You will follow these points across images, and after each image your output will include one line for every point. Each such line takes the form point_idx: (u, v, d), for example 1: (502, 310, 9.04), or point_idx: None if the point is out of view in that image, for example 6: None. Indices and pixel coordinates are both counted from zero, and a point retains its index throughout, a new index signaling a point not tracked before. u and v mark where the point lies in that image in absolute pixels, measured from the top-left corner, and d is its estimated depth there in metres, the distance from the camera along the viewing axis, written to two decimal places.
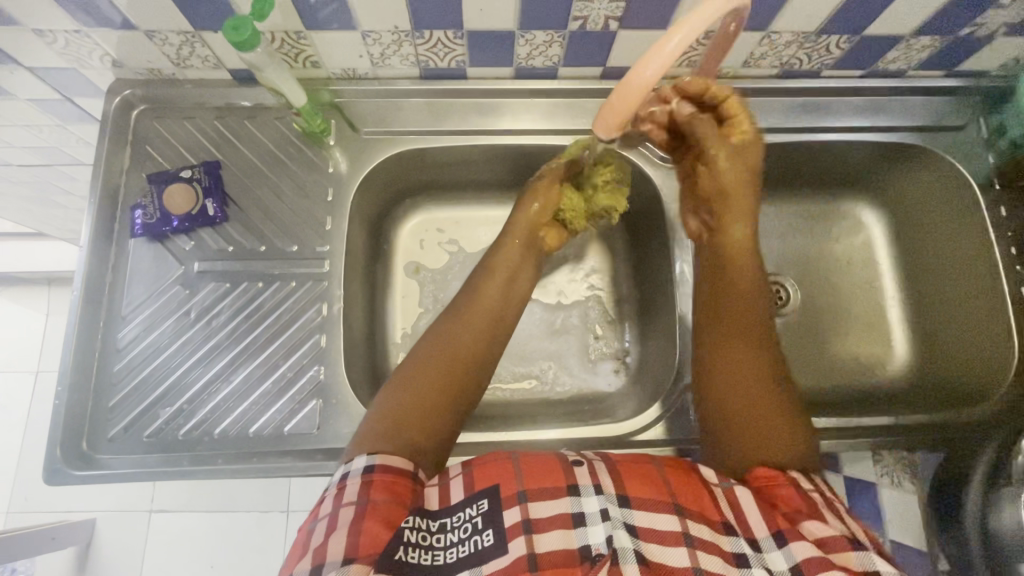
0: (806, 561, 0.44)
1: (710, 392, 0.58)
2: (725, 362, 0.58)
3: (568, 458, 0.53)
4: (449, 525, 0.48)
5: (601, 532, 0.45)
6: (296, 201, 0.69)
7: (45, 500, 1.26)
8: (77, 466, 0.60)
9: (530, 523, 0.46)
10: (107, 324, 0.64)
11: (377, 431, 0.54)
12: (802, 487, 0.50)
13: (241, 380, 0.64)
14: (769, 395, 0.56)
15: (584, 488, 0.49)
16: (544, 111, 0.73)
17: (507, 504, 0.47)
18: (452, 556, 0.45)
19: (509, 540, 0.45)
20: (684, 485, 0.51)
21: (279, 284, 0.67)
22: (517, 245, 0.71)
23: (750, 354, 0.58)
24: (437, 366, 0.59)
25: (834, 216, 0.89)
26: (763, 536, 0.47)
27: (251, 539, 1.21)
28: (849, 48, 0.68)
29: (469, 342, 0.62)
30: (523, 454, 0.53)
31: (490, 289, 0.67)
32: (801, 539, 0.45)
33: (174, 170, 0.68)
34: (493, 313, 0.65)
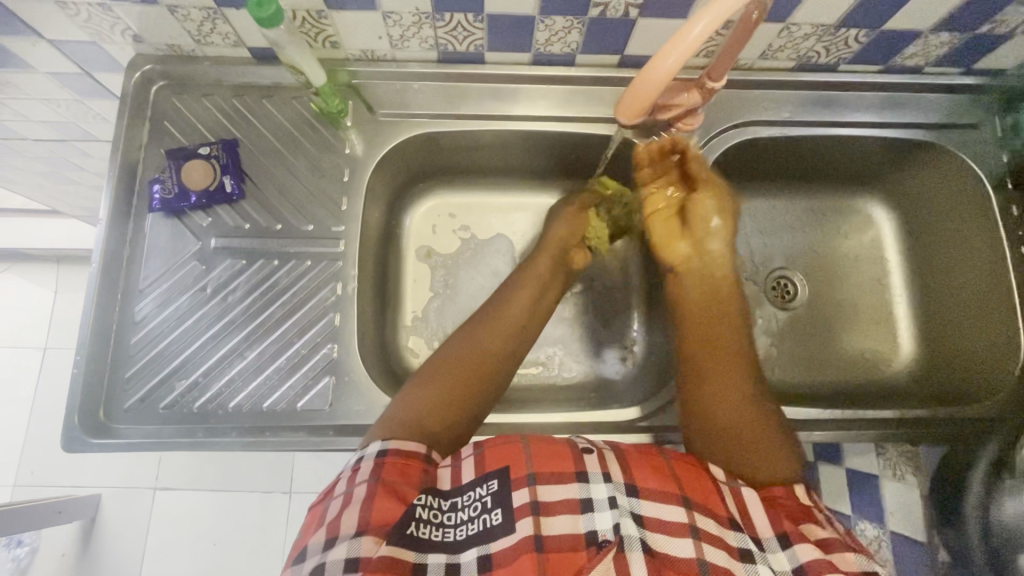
0: (809, 562, 0.46)
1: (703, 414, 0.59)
2: (706, 384, 0.60)
3: (578, 445, 0.53)
4: (460, 504, 0.49)
5: (609, 519, 0.46)
6: (314, 181, 0.70)
7: (51, 474, 1.28)
8: (94, 434, 0.61)
9: (537, 505, 0.47)
10: (125, 296, 0.65)
11: (398, 419, 0.55)
12: (803, 502, 0.52)
13: (255, 356, 0.65)
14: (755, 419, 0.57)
15: (592, 475, 0.49)
16: (561, 98, 0.74)
17: (516, 485, 0.48)
18: (462, 533, 0.46)
19: (517, 520, 0.46)
20: (692, 477, 0.51)
21: (294, 263, 0.68)
22: (547, 259, 0.74)
23: (723, 378, 0.60)
24: (459, 364, 0.60)
25: (845, 213, 0.90)
26: (767, 536, 0.48)
27: (253, 519, 1.23)
28: (868, 42, 0.68)
29: (493, 343, 0.63)
30: (531, 438, 0.52)
31: (521, 298, 0.68)
32: (805, 542, 0.47)
33: (194, 146, 0.68)
34: (520, 316, 0.67)
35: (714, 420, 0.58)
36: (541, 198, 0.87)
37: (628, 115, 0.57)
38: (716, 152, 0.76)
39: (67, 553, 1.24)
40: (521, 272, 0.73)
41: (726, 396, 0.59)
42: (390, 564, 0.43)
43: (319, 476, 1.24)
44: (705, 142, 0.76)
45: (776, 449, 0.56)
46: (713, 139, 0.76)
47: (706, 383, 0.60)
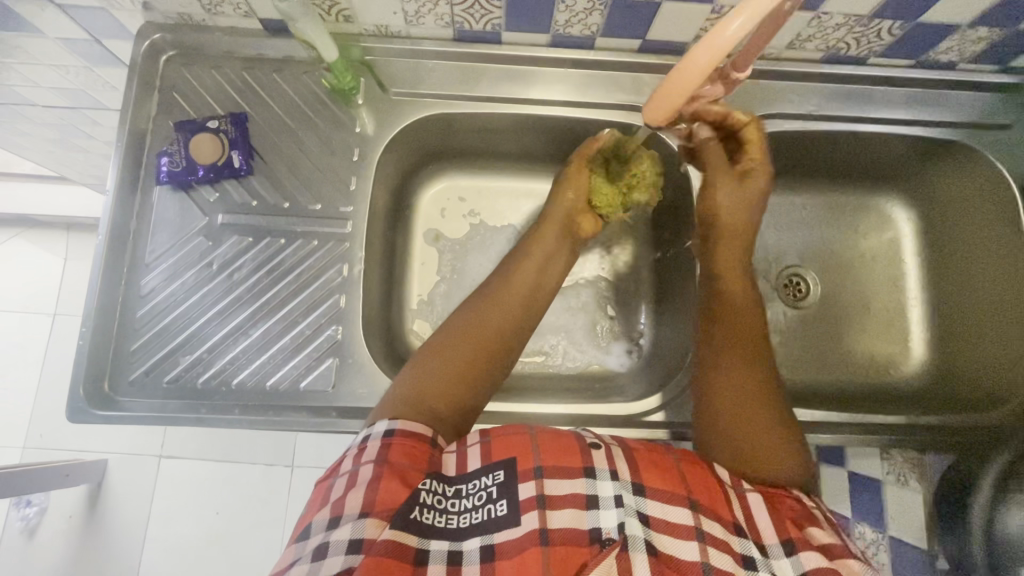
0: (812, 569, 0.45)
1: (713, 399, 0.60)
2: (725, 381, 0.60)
3: (586, 440, 0.52)
4: (464, 491, 0.48)
5: (614, 517, 0.46)
6: (323, 158, 0.69)
7: (59, 438, 1.30)
8: (99, 406, 0.61)
9: (543, 498, 0.46)
10: (131, 269, 0.65)
11: (402, 400, 0.55)
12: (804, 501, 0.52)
13: (260, 335, 0.65)
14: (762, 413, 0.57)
15: (599, 472, 0.49)
16: (578, 83, 0.72)
17: (522, 478, 0.48)
18: (464, 522, 0.46)
19: (523, 513, 0.46)
20: (700, 477, 0.51)
21: (301, 243, 0.67)
22: (553, 230, 0.71)
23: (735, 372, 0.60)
24: (463, 343, 0.60)
25: (861, 210, 0.88)
26: (772, 542, 0.48)
27: (256, 490, 1.25)
28: (902, 34, 0.66)
29: (501, 321, 0.62)
30: (540, 430, 0.52)
31: (523, 273, 0.67)
32: (810, 550, 0.47)
33: (202, 119, 0.67)
34: (520, 291, 0.65)
35: (733, 399, 0.58)
36: None
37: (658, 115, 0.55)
38: None
39: (73, 516, 1.26)
40: (528, 242, 0.71)
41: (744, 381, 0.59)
42: (390, 548, 0.43)
43: (321, 450, 1.26)
44: None
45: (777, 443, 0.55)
46: None
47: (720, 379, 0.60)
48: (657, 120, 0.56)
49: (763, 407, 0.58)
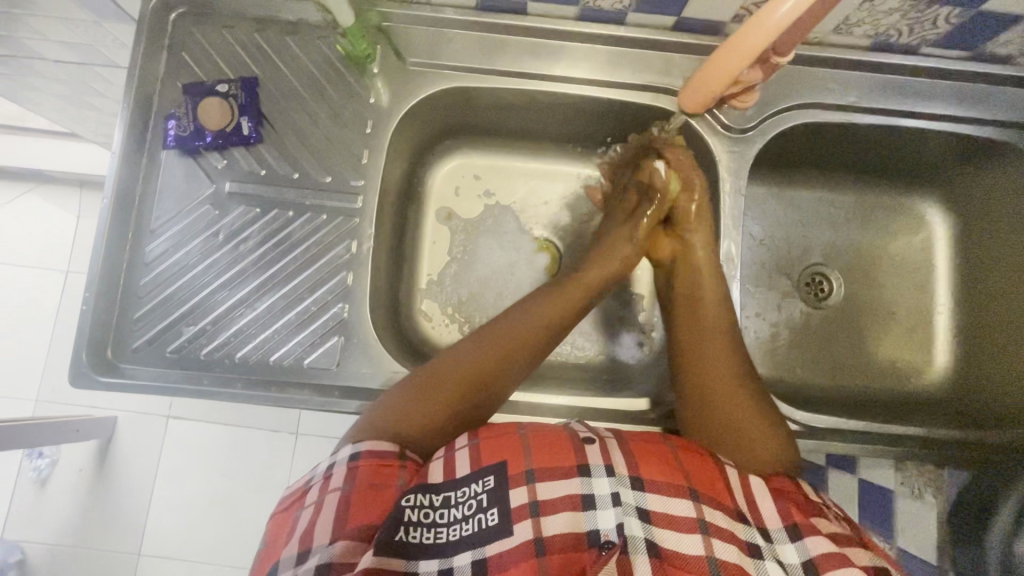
0: (821, 555, 0.44)
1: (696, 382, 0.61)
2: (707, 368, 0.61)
3: (579, 434, 0.52)
4: (453, 500, 0.47)
5: (612, 518, 0.44)
6: (335, 129, 0.66)
7: (70, 394, 1.32)
8: (102, 372, 0.60)
9: (537, 505, 0.45)
10: (135, 235, 0.63)
11: (374, 423, 0.54)
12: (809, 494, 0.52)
13: (264, 309, 0.63)
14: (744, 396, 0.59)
15: (594, 469, 0.47)
16: (605, 61, 0.68)
17: (513, 483, 0.47)
18: (453, 534, 0.45)
19: (515, 523, 0.45)
20: (697, 465, 0.51)
21: (310, 216, 0.65)
22: (579, 294, 0.67)
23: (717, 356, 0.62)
24: (448, 378, 0.58)
25: (894, 210, 0.84)
26: (775, 528, 0.47)
27: (261, 456, 1.26)
28: (959, 24, 0.61)
29: (496, 354, 0.60)
30: (530, 429, 0.52)
31: (530, 327, 0.62)
32: (817, 536, 0.46)
33: (212, 83, 0.64)
34: (530, 325, 0.63)
35: (721, 383, 0.60)
36: (572, 167, 0.82)
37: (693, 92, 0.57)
38: (769, 136, 0.69)
39: (83, 470, 1.29)
40: (543, 297, 0.66)
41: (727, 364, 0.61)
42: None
43: (325, 421, 1.27)
44: (758, 124, 0.69)
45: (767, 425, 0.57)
46: (767, 121, 0.69)
47: (707, 370, 0.61)
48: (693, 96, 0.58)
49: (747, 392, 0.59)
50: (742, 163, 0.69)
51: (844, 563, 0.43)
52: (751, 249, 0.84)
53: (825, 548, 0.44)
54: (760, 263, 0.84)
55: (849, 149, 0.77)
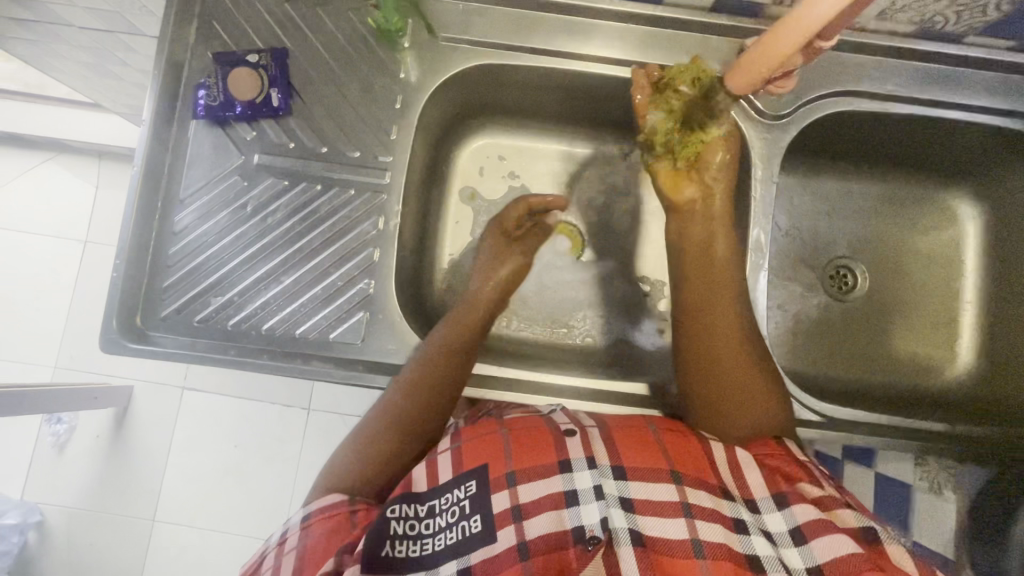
0: (807, 524, 0.45)
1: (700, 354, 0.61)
2: (711, 338, 0.61)
3: (560, 427, 0.53)
4: (438, 509, 0.48)
5: (595, 512, 0.45)
6: (363, 103, 0.65)
7: (88, 361, 1.34)
8: (131, 339, 0.61)
9: (519, 509, 0.46)
10: (165, 205, 0.63)
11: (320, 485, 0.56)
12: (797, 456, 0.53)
13: (291, 282, 0.63)
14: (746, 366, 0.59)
15: (575, 463, 0.48)
16: (639, 41, 0.66)
17: (495, 487, 0.48)
18: (439, 544, 0.46)
19: (498, 529, 0.45)
20: (681, 448, 0.51)
21: (338, 191, 0.65)
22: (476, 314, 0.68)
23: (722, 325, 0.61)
24: (374, 426, 0.59)
25: (922, 205, 0.83)
26: (762, 496, 0.48)
27: (273, 430, 1.28)
28: (1010, 12, 0.59)
29: (406, 404, 0.59)
30: (510, 427, 0.53)
31: (429, 352, 0.62)
32: (803, 503, 0.47)
33: (242, 52, 0.64)
34: (431, 376, 0.61)
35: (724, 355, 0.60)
36: (596, 150, 0.81)
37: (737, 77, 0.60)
38: (803, 123, 0.68)
39: (100, 436, 1.31)
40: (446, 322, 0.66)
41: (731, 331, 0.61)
42: None
43: (336, 397, 1.29)
44: (793, 111, 0.68)
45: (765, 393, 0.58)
46: (802, 108, 0.68)
47: (712, 345, 0.61)
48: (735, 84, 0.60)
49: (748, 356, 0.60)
50: (774, 150, 0.68)
51: (829, 528, 0.44)
52: (775, 240, 0.83)
53: (811, 516, 0.45)
54: (784, 254, 0.83)
55: (881, 141, 0.75)
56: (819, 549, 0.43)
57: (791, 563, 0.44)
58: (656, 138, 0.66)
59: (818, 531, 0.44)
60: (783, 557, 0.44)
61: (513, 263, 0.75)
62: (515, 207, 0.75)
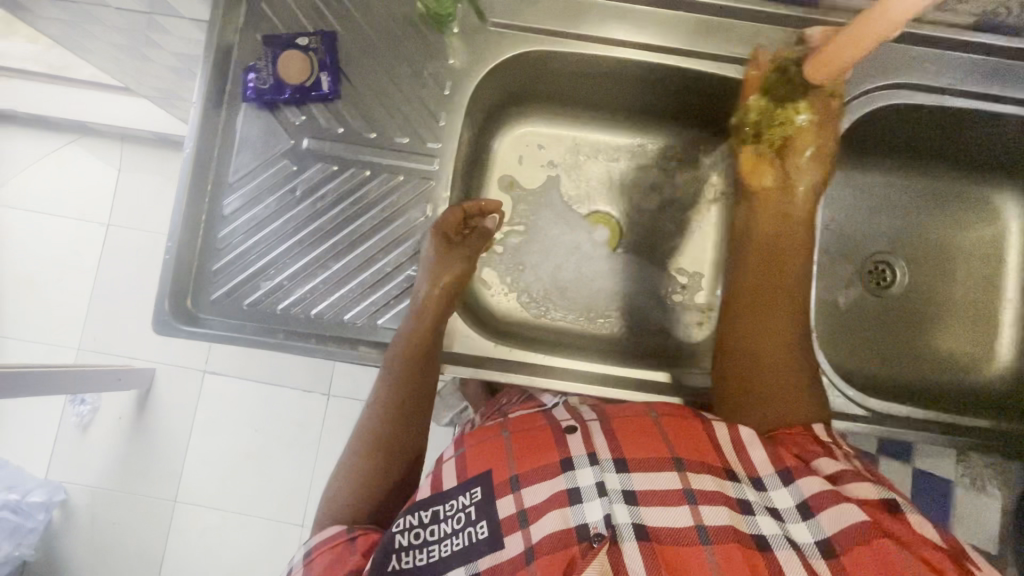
0: (814, 496, 0.45)
1: (746, 333, 0.61)
2: (763, 319, 0.61)
3: (561, 424, 0.51)
4: (443, 514, 0.47)
5: (599, 509, 0.43)
6: (413, 89, 0.65)
7: (108, 343, 1.32)
8: (184, 321, 0.62)
9: (523, 514, 0.45)
10: (215, 188, 0.63)
11: (328, 502, 0.57)
12: (816, 433, 0.52)
13: (339, 268, 0.63)
14: (790, 351, 0.59)
15: (577, 461, 0.47)
16: (692, 30, 0.66)
17: (499, 492, 0.46)
18: (445, 549, 0.45)
19: (505, 535, 0.44)
20: (686, 435, 0.49)
21: (386, 177, 0.65)
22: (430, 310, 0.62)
23: (775, 308, 0.61)
24: (365, 439, 0.60)
25: (967, 200, 0.82)
26: (766, 474, 0.48)
27: (293, 414, 1.28)
28: None
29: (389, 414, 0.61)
30: (514, 429, 0.51)
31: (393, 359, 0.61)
32: (809, 477, 0.46)
33: (292, 35, 0.64)
34: (410, 358, 0.60)
35: (772, 337, 0.60)
36: (639, 140, 0.81)
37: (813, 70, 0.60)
38: (855, 115, 0.67)
39: (123, 417, 1.30)
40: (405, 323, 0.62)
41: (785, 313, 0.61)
42: None
43: (357, 383, 1.29)
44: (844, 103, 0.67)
45: (801, 384, 0.57)
46: (854, 100, 0.67)
47: (762, 325, 0.60)
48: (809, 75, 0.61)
49: (796, 341, 0.60)
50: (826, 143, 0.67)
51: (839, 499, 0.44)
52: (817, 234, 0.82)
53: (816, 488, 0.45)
54: (824, 248, 0.83)
55: (928, 137, 0.75)
56: (826, 521, 0.43)
57: (798, 537, 0.43)
58: (748, 117, 0.67)
59: (828, 506, 0.44)
60: (788, 531, 0.44)
61: (462, 267, 0.64)
62: (451, 213, 0.64)
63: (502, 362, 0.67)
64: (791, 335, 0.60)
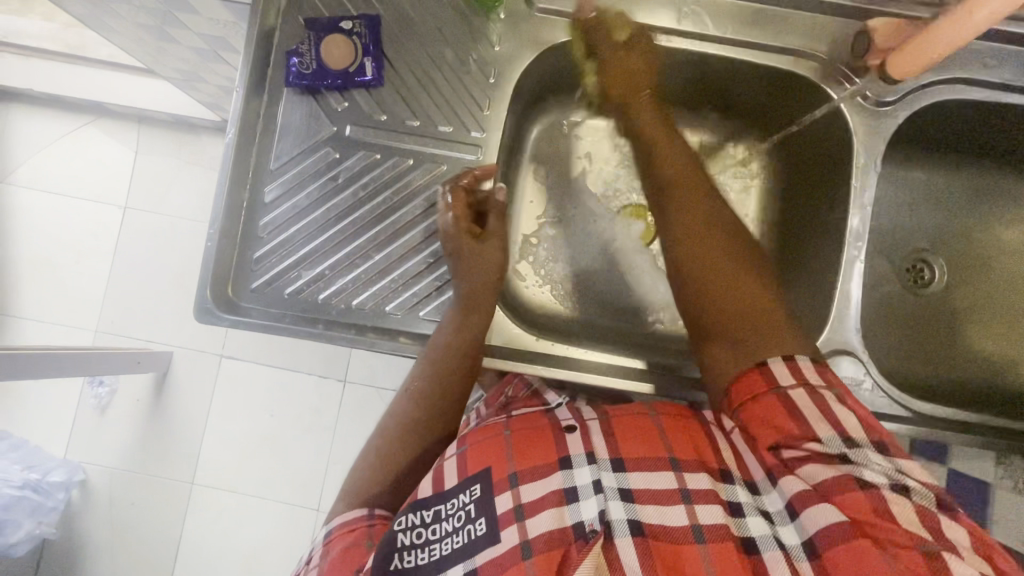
0: (797, 495, 0.43)
1: (689, 280, 0.57)
2: (703, 272, 0.56)
3: (561, 423, 0.50)
4: (444, 513, 0.46)
5: (594, 505, 0.43)
6: (458, 77, 0.64)
7: (126, 326, 1.32)
8: (225, 309, 0.61)
9: (521, 509, 0.44)
10: (256, 174, 0.62)
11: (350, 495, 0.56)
12: (782, 391, 0.49)
13: (381, 258, 0.63)
14: (742, 290, 0.54)
15: (574, 459, 0.46)
16: (742, 20, 0.65)
17: (498, 490, 0.45)
18: (446, 548, 0.43)
19: (503, 530, 0.43)
20: (681, 433, 0.48)
21: (430, 165, 0.64)
22: (483, 311, 0.61)
23: (713, 255, 0.56)
24: (406, 430, 0.59)
25: (1006, 199, 0.81)
26: (760, 478, 0.47)
27: (310, 398, 1.28)
28: None
29: (430, 405, 0.60)
30: (514, 427, 0.50)
31: (438, 357, 0.59)
32: (788, 476, 0.44)
33: (335, 18, 0.62)
34: (457, 355, 0.59)
35: (716, 283, 0.55)
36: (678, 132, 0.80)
37: (906, 62, 0.60)
38: (909, 110, 0.66)
39: (140, 400, 1.30)
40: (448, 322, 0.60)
41: (722, 256, 0.56)
42: None
43: (374, 369, 1.30)
44: (898, 97, 0.66)
45: (765, 319, 0.53)
46: (908, 95, 0.66)
47: (707, 273, 0.56)
48: (900, 63, 0.60)
49: (747, 282, 0.55)
50: (877, 139, 0.65)
51: (818, 500, 0.42)
52: None
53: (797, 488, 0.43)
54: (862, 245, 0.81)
55: (974, 132, 0.73)
56: (806, 522, 0.42)
57: (788, 540, 0.42)
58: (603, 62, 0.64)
59: (809, 505, 0.42)
60: (778, 534, 0.43)
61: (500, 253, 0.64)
62: (454, 202, 0.61)
63: (539, 353, 0.66)
64: (737, 277, 0.55)
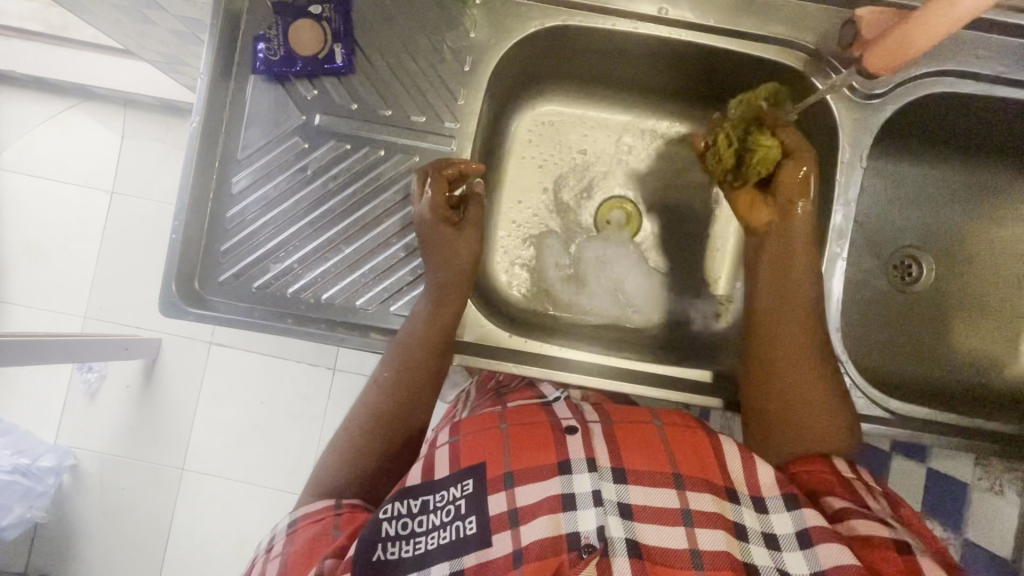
0: (817, 528, 0.42)
1: (771, 381, 0.57)
2: (782, 372, 0.57)
3: (561, 423, 0.49)
4: (432, 505, 0.45)
5: (593, 520, 0.42)
6: (432, 65, 0.62)
7: (115, 312, 1.31)
8: (192, 303, 0.60)
9: (515, 513, 0.43)
10: (223, 164, 0.60)
11: (314, 489, 0.56)
12: (841, 472, 0.50)
13: (352, 252, 0.61)
14: (815, 393, 0.56)
15: (574, 464, 0.45)
16: (726, 7, 0.62)
17: (492, 488, 0.44)
18: (432, 543, 0.43)
19: (494, 533, 0.43)
20: (688, 448, 0.47)
21: (402, 156, 0.62)
22: (456, 299, 0.60)
23: (798, 361, 0.57)
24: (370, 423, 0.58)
25: (1003, 196, 0.79)
26: (772, 495, 0.46)
27: (298, 386, 1.28)
28: None
29: (396, 400, 0.59)
30: (510, 422, 0.49)
31: (407, 346, 0.58)
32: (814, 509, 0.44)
33: (304, 2, 0.60)
34: (428, 347, 0.58)
35: (792, 389, 0.56)
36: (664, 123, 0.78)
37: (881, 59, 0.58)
38: (898, 104, 0.64)
39: (129, 386, 1.30)
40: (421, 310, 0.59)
41: (804, 360, 0.57)
42: None
43: (362, 359, 1.28)
44: (886, 91, 0.63)
45: (825, 415, 0.55)
46: (898, 88, 0.64)
47: (781, 376, 0.57)
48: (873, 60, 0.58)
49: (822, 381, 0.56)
50: (865, 133, 0.63)
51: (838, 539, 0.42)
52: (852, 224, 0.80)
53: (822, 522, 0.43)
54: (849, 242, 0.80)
55: (970, 126, 0.71)
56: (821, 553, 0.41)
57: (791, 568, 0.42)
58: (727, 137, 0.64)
59: (830, 539, 0.41)
60: (785, 565, 0.42)
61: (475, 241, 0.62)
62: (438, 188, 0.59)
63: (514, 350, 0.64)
64: (816, 382, 0.56)
